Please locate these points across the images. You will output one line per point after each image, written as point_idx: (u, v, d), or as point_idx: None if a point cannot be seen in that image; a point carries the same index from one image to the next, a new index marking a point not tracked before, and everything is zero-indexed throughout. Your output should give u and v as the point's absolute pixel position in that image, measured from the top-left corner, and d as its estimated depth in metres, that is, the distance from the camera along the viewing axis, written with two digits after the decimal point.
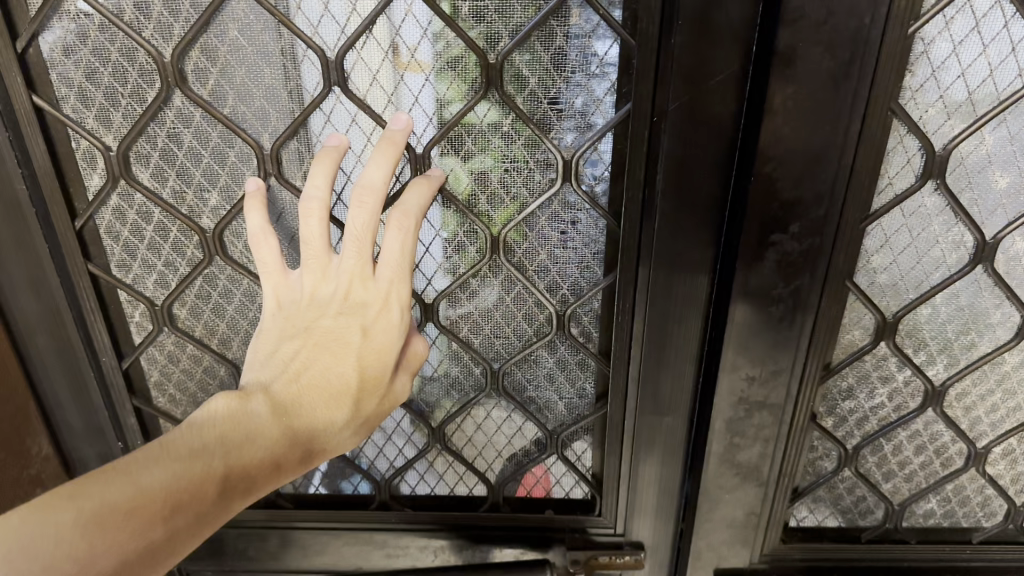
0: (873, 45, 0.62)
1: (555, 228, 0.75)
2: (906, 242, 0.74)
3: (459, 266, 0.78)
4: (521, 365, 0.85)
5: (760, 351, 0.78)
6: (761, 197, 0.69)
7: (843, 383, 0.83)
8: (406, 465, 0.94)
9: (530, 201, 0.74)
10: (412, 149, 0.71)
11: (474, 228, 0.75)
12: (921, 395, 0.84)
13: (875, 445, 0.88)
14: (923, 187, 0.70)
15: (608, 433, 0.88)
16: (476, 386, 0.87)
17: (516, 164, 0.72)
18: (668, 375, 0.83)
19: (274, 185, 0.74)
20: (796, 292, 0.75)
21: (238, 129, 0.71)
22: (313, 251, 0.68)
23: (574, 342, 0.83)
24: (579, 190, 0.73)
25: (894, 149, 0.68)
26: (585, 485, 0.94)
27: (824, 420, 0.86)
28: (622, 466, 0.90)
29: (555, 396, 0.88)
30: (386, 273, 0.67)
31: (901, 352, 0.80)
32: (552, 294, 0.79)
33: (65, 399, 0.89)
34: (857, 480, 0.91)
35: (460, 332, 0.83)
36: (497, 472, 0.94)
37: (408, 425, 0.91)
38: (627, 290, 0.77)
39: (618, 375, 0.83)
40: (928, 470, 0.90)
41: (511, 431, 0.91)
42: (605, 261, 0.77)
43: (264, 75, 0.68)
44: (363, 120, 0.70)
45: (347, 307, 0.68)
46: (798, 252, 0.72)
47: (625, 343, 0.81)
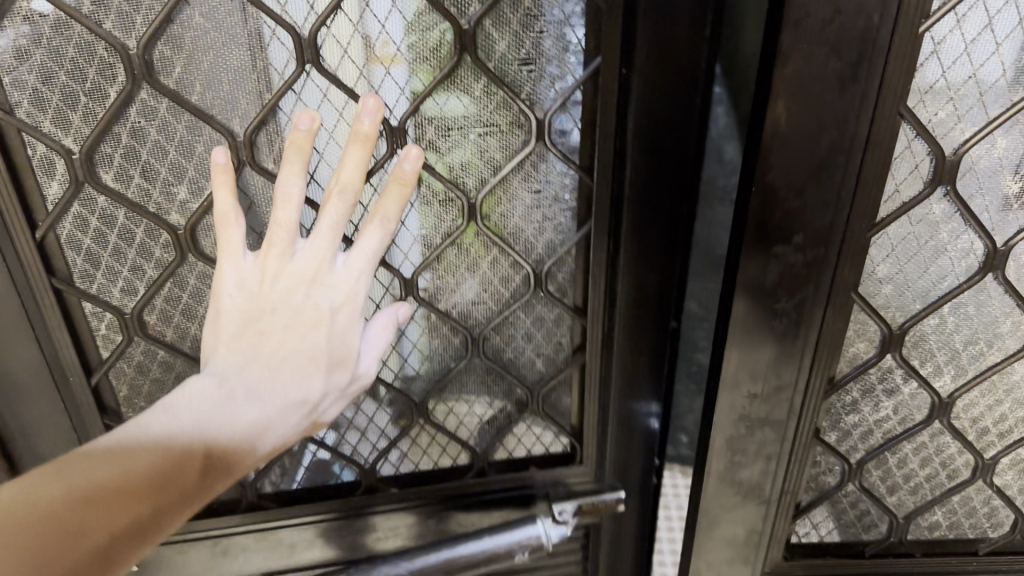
0: (882, 47, 0.58)
1: (529, 188, 0.73)
2: (912, 251, 0.71)
3: (434, 234, 0.73)
4: (500, 328, 0.82)
5: (762, 366, 0.74)
6: (760, 205, 0.65)
7: (847, 397, 0.80)
8: (385, 448, 0.88)
9: (506, 158, 0.71)
10: (387, 123, 0.66)
11: (449, 197, 0.71)
12: (928, 407, 0.81)
13: (879, 458, 0.85)
14: (932, 194, 0.66)
15: (588, 377, 0.86)
16: (455, 356, 0.83)
17: (490, 128, 0.69)
18: (645, 309, 0.82)
19: (246, 172, 0.67)
20: (799, 306, 0.70)
21: (207, 118, 0.64)
22: (279, 241, 0.58)
23: (550, 299, 0.81)
24: (553, 147, 0.71)
25: (901, 154, 0.65)
26: (565, 434, 0.91)
27: (827, 435, 0.82)
28: (602, 414, 0.89)
29: (532, 353, 0.85)
30: (355, 262, 0.59)
31: (907, 364, 0.77)
32: (527, 254, 0.77)
33: (32, 433, 0.79)
34: (861, 494, 0.88)
35: (439, 304, 0.78)
36: (480, 437, 0.90)
37: (385, 399, 0.84)
38: (605, 233, 0.75)
39: (597, 320, 0.81)
40: (933, 482, 0.87)
41: (490, 397, 0.87)
42: (580, 204, 0.75)
43: (230, 59, 0.62)
44: (335, 95, 0.64)
45: (320, 297, 0.58)
46: (802, 264, 0.68)
47: (600, 287, 0.79)
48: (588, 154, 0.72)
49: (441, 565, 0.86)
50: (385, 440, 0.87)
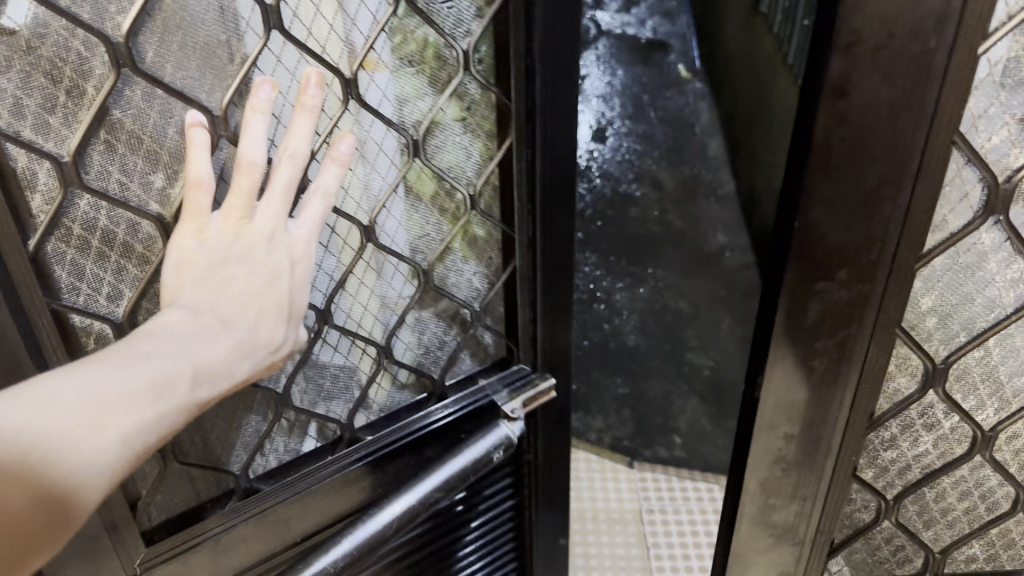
0: (936, 73, 0.53)
1: (457, 112, 0.75)
2: (957, 281, 0.66)
3: (379, 176, 0.72)
4: (442, 257, 0.82)
5: (803, 405, 0.70)
6: (805, 240, 0.61)
7: (886, 433, 0.76)
8: (358, 405, 0.83)
9: (427, 84, 0.72)
10: (341, 75, 0.65)
11: (392, 132, 0.71)
12: (969, 441, 0.76)
13: (917, 493, 0.81)
14: (982, 223, 0.62)
15: (515, 283, 0.88)
16: (407, 295, 0.81)
17: (416, 58, 0.70)
18: (563, 211, 0.84)
19: (220, 153, 0.62)
20: (842, 343, 0.66)
21: (185, 99, 0.59)
22: (236, 203, 0.58)
23: (485, 218, 0.83)
24: (473, 70, 0.73)
25: (951, 182, 0.60)
26: (500, 339, 0.92)
27: (864, 472, 0.79)
28: (539, 330, 0.92)
29: (472, 278, 0.86)
30: (309, 220, 0.62)
31: (949, 399, 0.73)
32: (459, 176, 0.78)
33: None
34: (897, 530, 0.84)
35: (392, 247, 0.77)
36: (435, 367, 0.88)
37: (356, 342, 0.79)
38: (526, 148, 0.78)
39: (523, 228, 0.83)
40: (971, 515, 0.83)
41: (440, 335, 0.87)
42: (498, 122, 0.78)
43: (198, 32, 0.58)
44: (288, 54, 0.62)
45: (275, 248, 0.59)
46: (846, 299, 0.64)
47: (529, 202, 0.81)
48: (505, 76, 0.75)
49: (445, 491, 0.82)
50: (355, 394, 0.82)
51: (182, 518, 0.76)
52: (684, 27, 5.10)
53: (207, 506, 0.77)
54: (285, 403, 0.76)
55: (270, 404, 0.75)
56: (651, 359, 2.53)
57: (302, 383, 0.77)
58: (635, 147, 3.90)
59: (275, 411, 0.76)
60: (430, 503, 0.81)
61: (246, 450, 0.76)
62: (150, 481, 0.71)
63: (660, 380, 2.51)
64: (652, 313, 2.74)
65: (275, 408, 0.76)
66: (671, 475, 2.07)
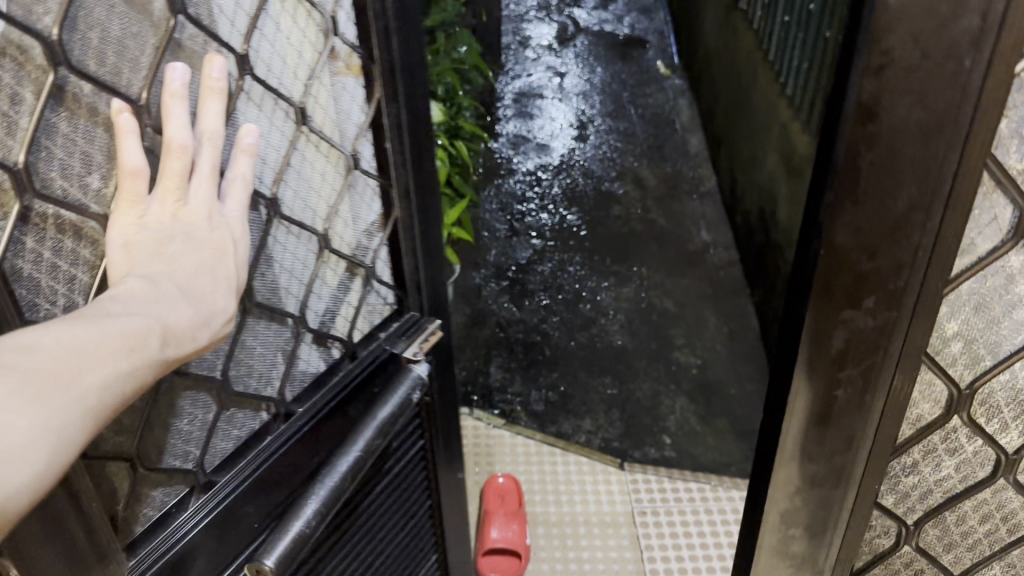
0: (971, 94, 0.51)
1: (328, 76, 0.82)
2: (983, 304, 0.63)
3: (276, 150, 0.77)
4: (335, 217, 0.89)
5: (829, 433, 0.69)
6: (835, 268, 0.59)
7: (908, 458, 0.74)
8: (285, 376, 0.87)
9: (301, 53, 0.77)
10: (234, 50, 0.69)
11: (282, 105, 0.76)
12: (992, 464, 0.73)
13: (937, 518, 0.78)
14: (1012, 246, 0.60)
15: (397, 233, 0.98)
16: (312, 259, 0.86)
17: (294, 32, 0.76)
18: (426, 157, 0.96)
19: (148, 135, 0.62)
20: (866, 370, 0.65)
21: (110, 90, 0.58)
22: (171, 185, 0.62)
23: (367, 175, 0.91)
24: (341, 38, 0.81)
25: (980, 205, 0.57)
26: (389, 289, 1.02)
27: (884, 499, 0.78)
28: (418, 265, 1.03)
29: (360, 234, 0.94)
30: (234, 203, 0.67)
31: (973, 423, 0.70)
32: (341, 139, 0.86)
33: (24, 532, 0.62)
34: (917, 554, 0.83)
35: (297, 217, 0.82)
36: (342, 326, 0.95)
37: (275, 321, 0.83)
38: (393, 102, 0.87)
39: (399, 178, 0.93)
40: (991, 537, 0.80)
41: (342, 293, 0.93)
42: (365, 86, 0.86)
43: (116, 23, 0.58)
44: (191, 45, 0.65)
45: (212, 227, 0.64)
46: (871, 327, 0.62)
47: (400, 154, 0.92)
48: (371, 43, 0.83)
49: (379, 434, 0.91)
50: (281, 368, 0.86)
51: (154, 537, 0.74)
52: (660, 22, 5.42)
53: (171, 511, 0.76)
54: (223, 390, 0.78)
55: (212, 391, 0.77)
56: (637, 360, 2.85)
57: (235, 367, 0.79)
58: (616, 154, 4.07)
59: (217, 397, 0.78)
60: (370, 447, 0.89)
61: (196, 445, 0.77)
62: (119, 498, 0.69)
63: (647, 380, 2.77)
64: (639, 316, 3.04)
65: (217, 396, 0.78)
66: (661, 476, 2.10)
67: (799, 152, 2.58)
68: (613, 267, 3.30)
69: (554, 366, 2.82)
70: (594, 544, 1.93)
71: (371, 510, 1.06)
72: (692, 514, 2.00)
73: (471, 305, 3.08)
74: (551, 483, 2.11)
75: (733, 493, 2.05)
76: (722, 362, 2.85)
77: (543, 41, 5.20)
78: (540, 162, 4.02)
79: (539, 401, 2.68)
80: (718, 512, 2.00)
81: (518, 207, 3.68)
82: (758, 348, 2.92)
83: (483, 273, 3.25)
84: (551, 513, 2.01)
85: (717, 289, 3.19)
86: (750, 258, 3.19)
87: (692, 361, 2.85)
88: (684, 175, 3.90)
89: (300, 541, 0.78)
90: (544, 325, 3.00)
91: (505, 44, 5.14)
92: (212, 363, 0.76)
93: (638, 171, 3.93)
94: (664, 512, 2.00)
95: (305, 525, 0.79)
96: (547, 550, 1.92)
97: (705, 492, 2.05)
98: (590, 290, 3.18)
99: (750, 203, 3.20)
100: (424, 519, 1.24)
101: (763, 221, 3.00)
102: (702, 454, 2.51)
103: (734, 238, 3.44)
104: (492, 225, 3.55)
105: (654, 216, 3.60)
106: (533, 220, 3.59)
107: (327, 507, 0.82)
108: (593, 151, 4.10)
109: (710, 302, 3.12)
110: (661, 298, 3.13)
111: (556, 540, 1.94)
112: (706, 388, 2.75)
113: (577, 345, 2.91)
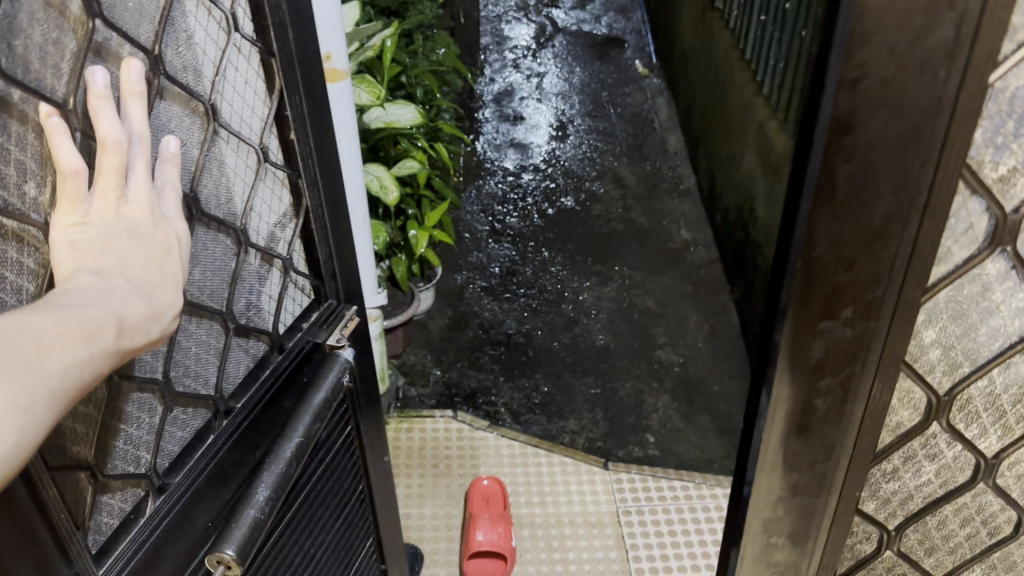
0: (946, 105, 0.51)
1: (235, 76, 0.90)
2: (961, 312, 0.63)
3: (195, 150, 0.84)
4: (252, 213, 0.97)
5: (811, 442, 0.69)
6: (813, 280, 0.59)
7: (888, 465, 0.74)
8: (220, 371, 0.94)
9: (210, 57, 0.85)
10: (150, 54, 0.75)
11: (194, 107, 0.83)
12: (972, 468, 0.74)
13: (918, 522, 0.79)
14: (990, 256, 0.60)
15: (308, 220, 1.07)
16: (235, 254, 0.94)
17: (203, 35, 0.83)
18: (324, 146, 1.06)
19: (78, 139, 0.67)
20: (846, 380, 0.65)
21: (38, 97, 0.63)
22: (109, 185, 0.67)
23: (276, 168, 1.00)
24: (241, 36, 0.89)
25: (956, 215, 0.58)
26: (306, 279, 1.11)
27: (865, 505, 0.78)
28: (331, 253, 1.12)
29: (273, 226, 1.02)
30: (169, 203, 0.74)
31: (953, 430, 0.71)
32: (250, 136, 0.94)
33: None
34: (898, 559, 0.83)
35: (219, 214, 0.90)
36: (268, 315, 1.03)
37: (206, 319, 0.90)
38: (293, 94, 0.97)
39: (305, 168, 1.03)
40: (973, 540, 0.80)
41: (262, 284, 1.01)
42: (264, 80, 0.94)
43: (38, 32, 0.62)
44: (107, 52, 0.70)
45: (154, 225, 0.70)
46: (850, 338, 0.62)
47: (305, 143, 1.01)
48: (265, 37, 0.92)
49: (316, 420, 1.01)
50: (215, 362, 0.93)
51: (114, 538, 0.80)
52: (638, 22, 5.42)
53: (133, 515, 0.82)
54: (166, 389, 0.85)
55: (156, 392, 0.84)
56: (620, 359, 2.85)
57: (175, 367, 0.87)
58: (596, 154, 4.06)
59: (160, 397, 0.85)
60: (309, 432, 1.00)
61: (145, 448, 0.84)
62: (80, 499, 0.75)
63: (629, 379, 2.77)
64: (621, 316, 3.04)
65: (161, 396, 0.85)
66: (644, 476, 2.10)
67: (777, 150, 2.59)
68: (594, 266, 3.30)
69: (537, 367, 2.82)
70: (580, 544, 1.93)
71: (311, 501, 1.16)
72: (676, 512, 2.00)
73: (453, 308, 3.07)
74: (534, 484, 2.10)
75: (717, 490, 2.06)
76: (705, 359, 2.86)
77: (521, 42, 5.21)
78: (520, 163, 4.01)
79: (522, 403, 2.67)
80: (702, 510, 2.00)
81: (499, 209, 3.67)
82: (740, 345, 2.92)
83: (465, 275, 3.24)
84: (536, 515, 2.01)
85: (699, 287, 3.20)
86: (730, 256, 3.20)
87: (673, 360, 2.85)
88: (664, 174, 3.91)
89: (254, 525, 0.89)
90: (526, 327, 3.00)
91: (483, 47, 5.15)
92: (153, 366, 0.83)
93: (618, 170, 3.94)
94: (648, 511, 2.00)
95: (258, 512, 0.90)
96: (532, 552, 1.92)
97: (689, 490, 2.06)
98: (572, 290, 3.18)
99: (730, 201, 3.20)
100: (356, 505, 1.34)
101: (742, 219, 3.01)
102: (686, 452, 2.51)
103: (714, 236, 3.45)
104: (473, 226, 3.54)
105: (635, 215, 3.61)
106: (513, 222, 3.59)
107: (276, 492, 0.93)
108: (574, 151, 4.10)
109: (692, 300, 3.13)
110: (642, 297, 3.13)
111: (541, 542, 1.94)
112: (688, 386, 2.75)
113: (560, 346, 2.91)
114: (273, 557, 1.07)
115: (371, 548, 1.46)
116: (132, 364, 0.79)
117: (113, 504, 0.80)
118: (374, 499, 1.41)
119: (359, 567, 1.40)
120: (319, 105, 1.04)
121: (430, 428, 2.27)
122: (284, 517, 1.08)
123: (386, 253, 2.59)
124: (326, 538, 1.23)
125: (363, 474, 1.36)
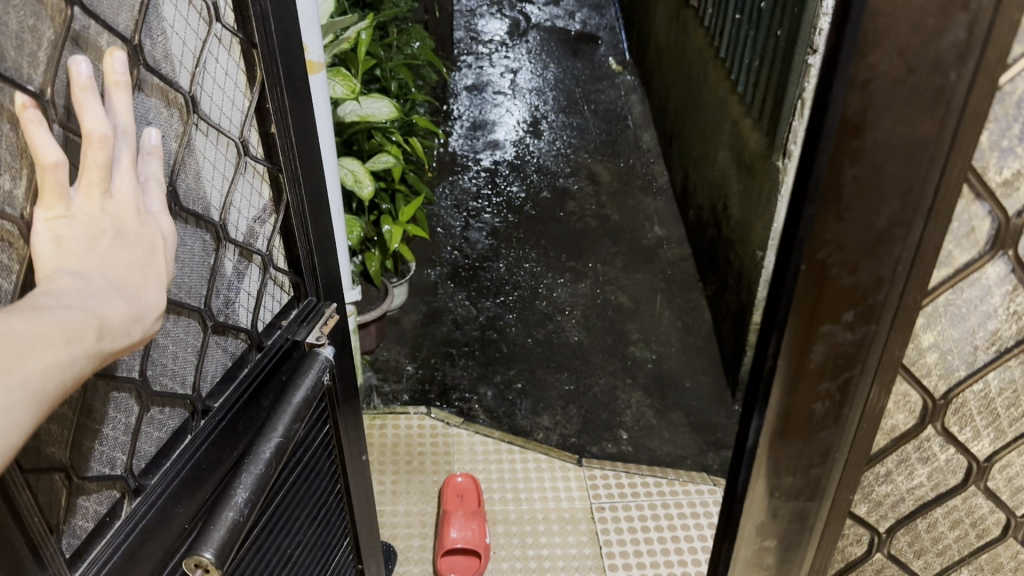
0: (955, 108, 0.50)
1: (216, 65, 0.87)
2: (961, 314, 0.62)
3: (173, 142, 0.81)
4: (231, 207, 0.94)
5: (802, 448, 0.69)
6: (813, 284, 0.58)
7: (881, 468, 0.73)
8: (197, 369, 0.91)
9: (191, 45, 0.82)
10: (128, 40, 0.72)
11: (174, 96, 0.80)
12: (965, 471, 0.73)
13: (909, 525, 0.79)
14: (990, 259, 0.59)
15: (287, 216, 1.05)
16: (211, 249, 0.90)
17: (181, 20, 0.81)
18: (306, 138, 1.04)
19: (58, 132, 0.64)
20: (844, 385, 0.64)
21: (14, 86, 0.60)
22: (93, 179, 0.64)
23: (255, 161, 0.97)
24: (222, 22, 0.86)
25: (959, 218, 0.57)
26: (286, 276, 1.08)
27: (857, 507, 0.77)
28: (311, 251, 1.09)
29: (249, 221, 0.99)
30: (154, 201, 0.72)
31: (948, 433, 0.70)
32: (230, 126, 0.91)
33: None
34: (888, 561, 0.83)
35: (195, 207, 0.86)
36: (245, 313, 1.00)
37: (183, 316, 0.87)
38: (275, 86, 0.94)
39: (286, 162, 1.00)
40: (962, 542, 0.80)
41: (242, 281, 0.99)
42: (246, 72, 0.92)
43: (10, 18, 0.59)
44: (84, 41, 0.67)
45: (139, 222, 0.68)
46: (851, 342, 0.61)
47: (286, 137, 0.99)
48: (247, 26, 0.89)
49: (297, 419, 0.99)
50: (193, 360, 0.91)
51: (89, 539, 0.77)
52: (611, 19, 5.42)
53: (107, 519, 0.79)
54: (143, 388, 0.82)
55: (132, 392, 0.81)
56: (594, 355, 2.85)
57: (151, 367, 0.84)
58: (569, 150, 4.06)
59: (137, 397, 0.82)
60: (290, 431, 0.98)
61: (121, 449, 0.81)
62: (54, 502, 0.73)
63: (604, 375, 2.77)
64: (595, 312, 3.04)
65: (138, 396, 0.82)
66: (617, 471, 2.10)
67: (750, 149, 2.60)
68: (568, 263, 3.29)
69: (511, 363, 2.80)
70: (554, 540, 1.92)
71: (287, 503, 1.13)
72: (649, 507, 2.00)
73: (427, 303, 3.04)
74: (508, 481, 2.09)
75: (690, 486, 2.06)
76: (677, 355, 2.86)
77: (495, 37, 5.20)
78: (494, 158, 3.99)
79: (496, 399, 2.66)
80: (675, 505, 2.00)
81: (473, 204, 3.65)
82: (712, 341, 2.93)
83: (438, 270, 3.22)
84: (510, 512, 2.00)
85: (671, 284, 3.20)
86: (703, 253, 3.20)
87: (647, 356, 2.85)
88: (637, 171, 3.91)
89: (235, 528, 0.87)
90: (500, 323, 2.99)
91: (457, 40, 5.12)
92: (130, 365, 0.80)
93: (592, 166, 3.93)
94: (623, 507, 2.00)
95: (237, 514, 0.88)
96: (507, 548, 1.90)
97: (661, 486, 2.06)
98: (546, 286, 3.17)
99: (702, 198, 3.21)
100: (332, 505, 1.32)
101: (716, 216, 3.02)
102: (659, 448, 2.51)
103: (687, 232, 3.46)
104: (447, 222, 3.51)
105: (609, 212, 3.61)
106: (488, 217, 3.57)
107: (256, 493, 0.91)
108: (548, 147, 4.09)
109: (665, 296, 3.13)
110: (616, 294, 3.13)
111: (515, 539, 1.93)
112: (662, 382, 2.75)
113: (534, 342, 2.90)
114: (250, 558, 1.04)
115: (348, 547, 1.43)
116: (113, 364, 0.77)
117: (87, 506, 0.77)
118: (351, 499, 1.39)
119: (335, 568, 1.38)
120: (301, 98, 1.02)
121: (403, 424, 2.25)
122: (263, 515, 1.06)
123: (359, 247, 2.56)
124: (303, 539, 1.21)
125: (339, 474, 1.33)
